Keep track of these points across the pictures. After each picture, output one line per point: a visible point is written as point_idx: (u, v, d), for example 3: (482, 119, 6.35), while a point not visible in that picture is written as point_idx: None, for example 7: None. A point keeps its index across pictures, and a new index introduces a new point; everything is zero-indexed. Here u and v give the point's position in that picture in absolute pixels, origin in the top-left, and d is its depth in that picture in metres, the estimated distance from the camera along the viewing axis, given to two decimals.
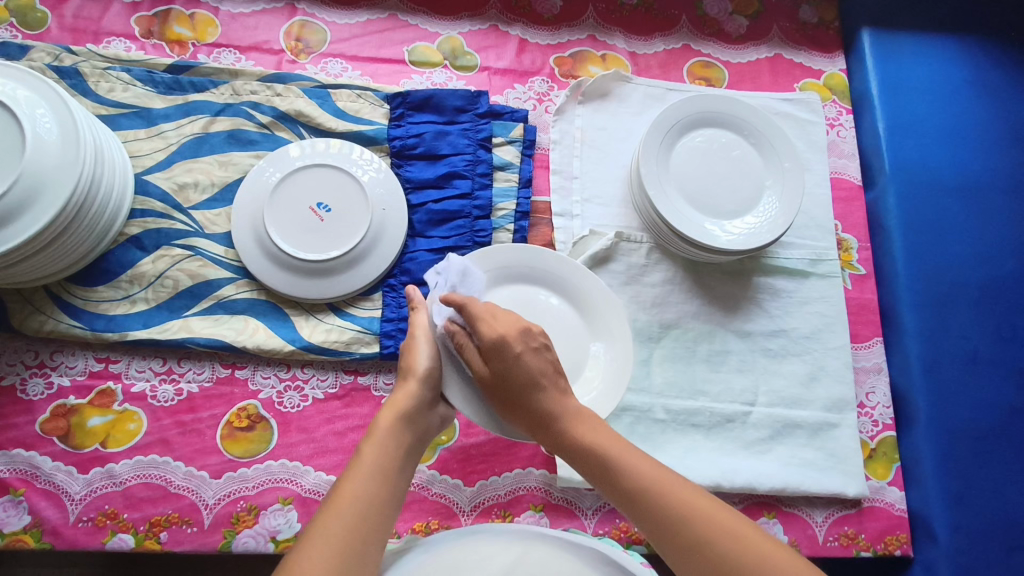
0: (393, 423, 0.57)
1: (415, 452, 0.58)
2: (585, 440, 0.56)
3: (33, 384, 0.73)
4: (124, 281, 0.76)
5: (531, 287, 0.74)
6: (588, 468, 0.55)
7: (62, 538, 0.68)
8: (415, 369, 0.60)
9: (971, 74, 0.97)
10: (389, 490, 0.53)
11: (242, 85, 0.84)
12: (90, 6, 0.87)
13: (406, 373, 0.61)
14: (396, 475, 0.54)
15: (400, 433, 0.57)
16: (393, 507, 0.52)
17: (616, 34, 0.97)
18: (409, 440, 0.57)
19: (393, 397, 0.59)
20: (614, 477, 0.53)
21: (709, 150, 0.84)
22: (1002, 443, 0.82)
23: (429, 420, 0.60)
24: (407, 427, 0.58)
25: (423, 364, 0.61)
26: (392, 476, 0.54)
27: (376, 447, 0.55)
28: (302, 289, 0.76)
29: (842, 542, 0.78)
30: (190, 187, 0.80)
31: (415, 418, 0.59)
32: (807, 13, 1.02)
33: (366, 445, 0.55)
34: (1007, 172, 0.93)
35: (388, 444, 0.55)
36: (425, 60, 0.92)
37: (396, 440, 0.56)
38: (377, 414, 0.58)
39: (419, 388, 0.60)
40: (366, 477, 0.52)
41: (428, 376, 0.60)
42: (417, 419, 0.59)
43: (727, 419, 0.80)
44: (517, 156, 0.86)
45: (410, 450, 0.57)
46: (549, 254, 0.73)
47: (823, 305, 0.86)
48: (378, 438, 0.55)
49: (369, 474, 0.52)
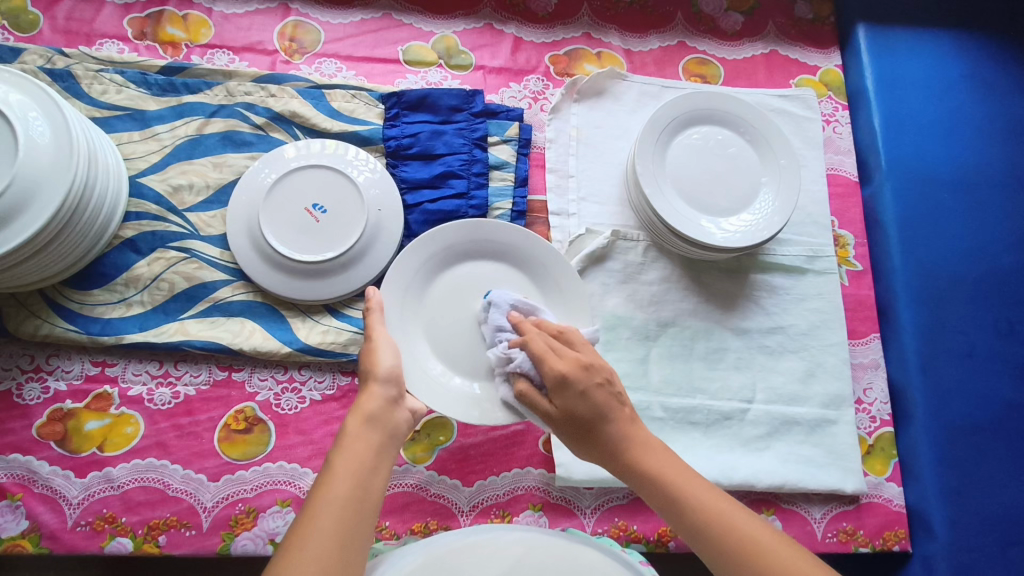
0: (361, 426, 0.56)
1: (390, 449, 0.56)
2: (655, 470, 0.56)
3: (29, 388, 0.73)
4: (119, 284, 0.76)
5: (491, 261, 0.77)
6: (654, 497, 0.56)
7: (60, 543, 0.68)
8: (375, 372, 0.60)
9: (967, 69, 0.97)
10: (363, 495, 0.51)
11: (236, 85, 0.83)
12: (82, 8, 0.87)
13: (369, 376, 0.60)
14: (367, 479, 0.52)
15: (368, 434, 0.55)
16: (369, 510, 0.51)
17: (611, 32, 0.97)
18: (378, 439, 0.56)
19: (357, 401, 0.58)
20: (679, 503, 0.54)
21: (705, 148, 0.84)
22: (999, 438, 0.82)
23: (396, 417, 0.58)
24: (373, 427, 0.56)
25: (385, 364, 0.61)
26: (365, 478, 0.53)
27: (344, 453, 0.54)
28: (298, 290, 0.76)
29: (840, 538, 0.78)
30: (184, 190, 0.80)
31: (384, 418, 0.57)
32: (802, 9, 1.02)
33: (335, 452, 0.54)
34: (1003, 167, 0.93)
35: (357, 447, 0.54)
36: (420, 59, 0.91)
37: (366, 443, 0.55)
38: (344, 418, 0.57)
39: (381, 389, 0.59)
40: (339, 483, 0.51)
41: (390, 375, 0.60)
42: (383, 419, 0.57)
43: (725, 416, 0.80)
44: (513, 155, 0.86)
45: (382, 448, 0.56)
46: (501, 227, 0.76)
47: (820, 302, 0.86)
48: (344, 444, 0.54)
49: (340, 480, 0.51)
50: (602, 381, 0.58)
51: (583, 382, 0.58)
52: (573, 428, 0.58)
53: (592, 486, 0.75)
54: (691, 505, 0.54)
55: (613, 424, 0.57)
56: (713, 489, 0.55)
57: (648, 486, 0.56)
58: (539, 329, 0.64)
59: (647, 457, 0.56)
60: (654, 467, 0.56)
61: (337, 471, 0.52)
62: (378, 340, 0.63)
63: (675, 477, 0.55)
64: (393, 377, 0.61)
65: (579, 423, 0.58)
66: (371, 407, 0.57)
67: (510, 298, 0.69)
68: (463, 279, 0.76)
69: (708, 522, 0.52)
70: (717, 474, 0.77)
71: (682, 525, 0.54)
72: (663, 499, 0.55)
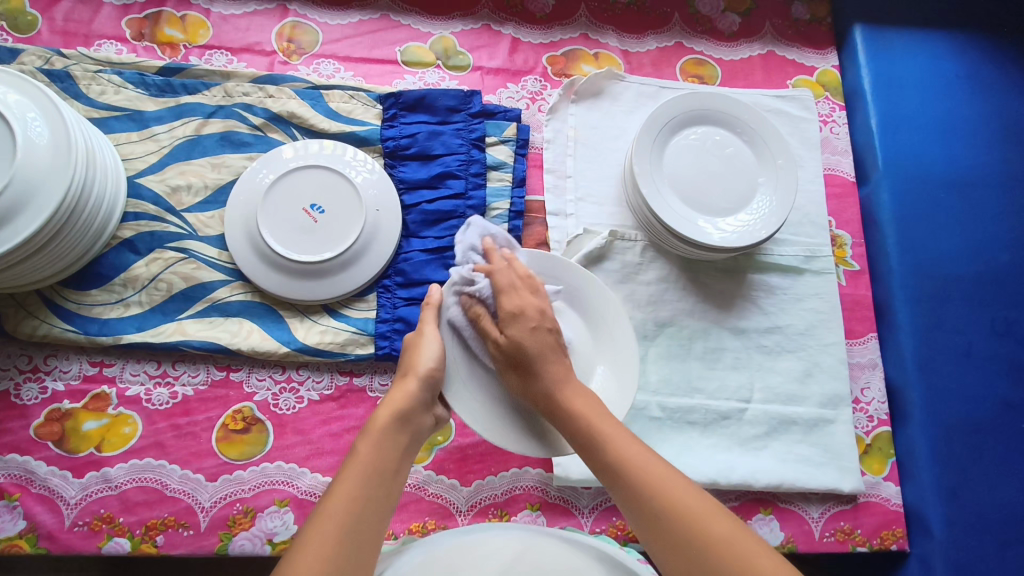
0: (391, 423, 0.56)
1: (411, 454, 0.57)
2: (580, 413, 0.58)
3: (27, 388, 0.73)
4: (117, 284, 0.76)
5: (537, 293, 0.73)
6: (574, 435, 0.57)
7: (58, 543, 0.68)
8: (416, 370, 0.61)
9: (964, 69, 0.97)
10: (383, 495, 0.52)
11: (234, 86, 0.84)
12: (80, 9, 0.87)
13: (408, 374, 0.61)
14: (391, 478, 0.53)
15: (397, 431, 0.56)
16: (386, 511, 0.51)
17: (609, 32, 0.97)
18: (405, 441, 0.56)
19: (390, 395, 0.59)
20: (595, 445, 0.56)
21: (702, 148, 0.84)
22: (997, 438, 0.82)
23: (424, 421, 0.59)
24: (402, 426, 0.57)
25: (426, 363, 0.62)
26: (387, 478, 0.53)
27: (373, 446, 0.54)
28: (296, 291, 0.76)
29: (838, 537, 0.78)
30: (182, 190, 0.80)
31: (413, 419, 0.58)
32: (799, 10, 1.02)
33: (361, 447, 0.54)
34: (999, 167, 0.93)
35: (386, 443, 0.55)
36: (418, 59, 0.91)
37: (393, 442, 0.55)
38: (374, 413, 0.57)
39: (417, 388, 0.60)
40: (364, 478, 0.51)
41: (428, 377, 0.61)
42: (412, 420, 0.58)
43: (723, 416, 0.81)
44: (510, 156, 0.86)
45: (405, 451, 0.56)
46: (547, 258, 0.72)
47: (818, 302, 0.86)
48: (374, 437, 0.55)
49: (365, 475, 0.52)
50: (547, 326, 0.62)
51: (534, 321, 0.62)
52: (511, 360, 0.61)
53: (589, 485, 0.75)
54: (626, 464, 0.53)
55: (552, 366, 0.60)
56: (651, 453, 0.54)
57: (567, 425, 0.58)
58: (507, 266, 0.66)
59: (574, 400, 0.59)
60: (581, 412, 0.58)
61: (365, 463, 0.52)
62: (426, 336, 0.64)
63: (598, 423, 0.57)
64: (431, 380, 0.61)
65: (515, 356, 0.61)
66: (405, 407, 0.58)
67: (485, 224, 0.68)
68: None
69: (619, 464, 0.53)
70: (715, 473, 0.77)
71: (614, 482, 0.53)
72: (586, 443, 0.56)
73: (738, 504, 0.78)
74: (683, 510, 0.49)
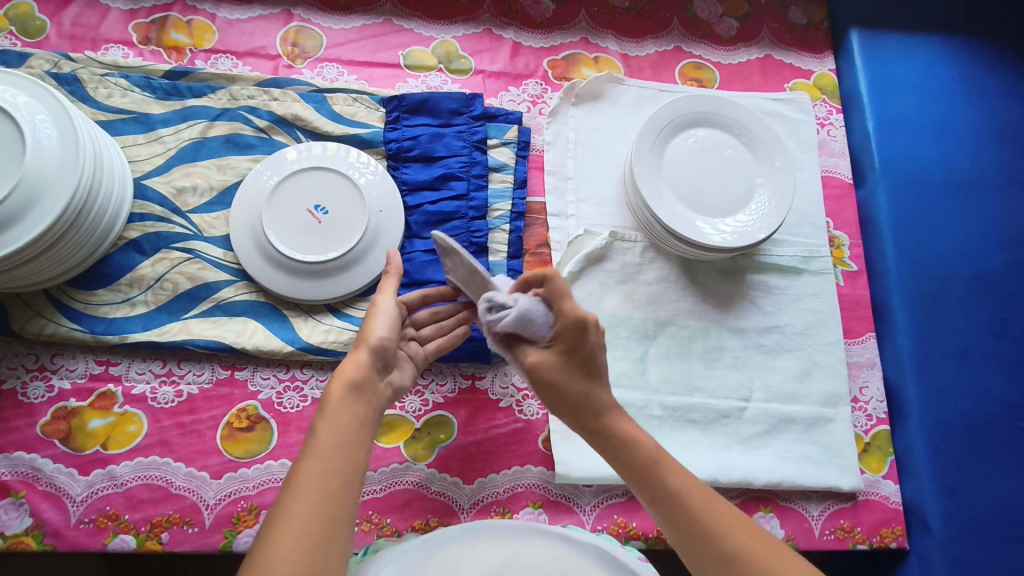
0: (344, 394, 0.56)
1: (371, 420, 0.57)
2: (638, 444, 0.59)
3: (34, 387, 0.74)
4: (123, 284, 0.77)
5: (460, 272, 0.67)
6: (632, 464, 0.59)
7: (63, 540, 0.69)
8: (367, 339, 0.61)
9: (959, 73, 0.99)
10: (347, 462, 0.51)
11: (239, 89, 0.85)
12: (88, 14, 0.88)
13: (358, 345, 0.61)
14: (353, 449, 0.53)
15: (353, 402, 0.56)
16: (355, 480, 0.51)
17: (608, 37, 0.99)
18: (362, 407, 0.56)
19: (342, 368, 0.59)
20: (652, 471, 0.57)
21: (701, 150, 0.85)
22: (995, 436, 0.83)
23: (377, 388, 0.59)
24: (357, 397, 0.57)
25: (376, 332, 0.62)
26: (348, 447, 0.52)
27: (330, 422, 0.53)
28: (301, 291, 0.77)
29: (838, 535, 0.79)
30: (188, 192, 0.81)
31: (368, 388, 0.58)
32: (796, 15, 1.04)
33: (319, 422, 0.53)
34: (995, 169, 0.94)
35: (341, 417, 0.54)
36: (420, 63, 0.93)
37: (348, 412, 0.55)
38: (327, 387, 0.57)
39: (368, 356, 0.60)
40: (322, 453, 0.51)
41: (382, 345, 0.61)
42: (366, 389, 0.58)
43: (723, 415, 0.81)
44: (512, 157, 0.88)
45: (363, 418, 0.56)
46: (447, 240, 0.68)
47: (816, 302, 0.87)
48: (329, 413, 0.54)
49: (327, 449, 0.51)
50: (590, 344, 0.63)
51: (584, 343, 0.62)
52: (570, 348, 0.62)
53: (591, 483, 0.76)
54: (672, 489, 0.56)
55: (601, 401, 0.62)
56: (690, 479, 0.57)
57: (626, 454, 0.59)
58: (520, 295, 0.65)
59: (629, 432, 0.61)
60: (645, 449, 0.59)
61: (322, 441, 0.52)
62: (377, 309, 0.65)
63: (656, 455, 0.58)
64: (384, 347, 0.62)
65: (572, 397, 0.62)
66: (356, 376, 0.58)
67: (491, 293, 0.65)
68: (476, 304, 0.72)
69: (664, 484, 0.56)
70: (715, 471, 0.78)
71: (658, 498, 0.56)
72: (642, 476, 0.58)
73: (739, 502, 0.79)
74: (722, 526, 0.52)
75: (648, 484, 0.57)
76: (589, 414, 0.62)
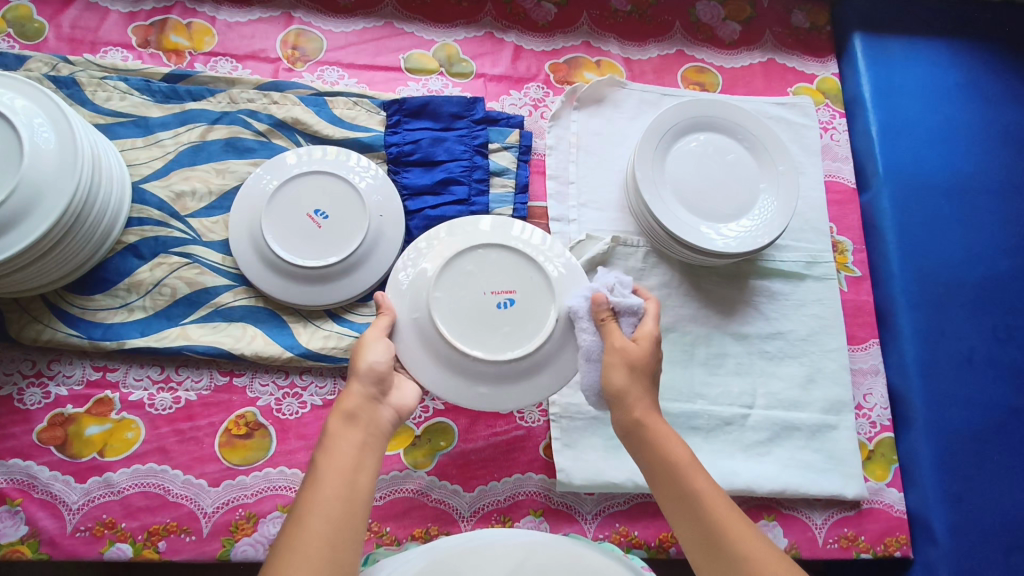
0: (340, 425, 0.54)
1: (374, 446, 0.55)
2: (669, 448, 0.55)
3: (30, 393, 0.73)
4: (121, 289, 0.76)
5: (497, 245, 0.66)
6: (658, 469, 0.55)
7: (59, 548, 0.68)
8: (356, 369, 0.58)
9: (963, 77, 0.98)
10: (351, 498, 0.50)
11: (239, 93, 0.84)
12: (87, 16, 0.88)
13: (349, 373, 0.58)
14: (355, 478, 0.51)
15: (350, 433, 0.54)
16: (358, 511, 0.49)
17: (610, 40, 0.98)
18: (360, 436, 0.54)
19: (339, 401, 0.56)
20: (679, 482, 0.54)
21: (704, 155, 0.84)
22: (1000, 444, 0.82)
23: (378, 415, 0.56)
24: (355, 426, 0.54)
25: (368, 360, 0.59)
26: (348, 478, 0.51)
27: (329, 455, 0.52)
28: (300, 296, 0.76)
29: (842, 544, 0.78)
30: (187, 196, 0.80)
31: (366, 417, 0.56)
32: (798, 18, 1.03)
33: (318, 456, 0.52)
34: (999, 174, 0.94)
35: (340, 448, 0.53)
36: (421, 67, 0.92)
37: (347, 442, 0.53)
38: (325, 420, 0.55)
39: (363, 387, 0.57)
40: (322, 487, 0.50)
41: (371, 370, 0.58)
42: (365, 418, 0.55)
43: (726, 422, 0.80)
44: (513, 162, 0.87)
45: (364, 446, 0.54)
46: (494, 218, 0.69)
47: (820, 308, 0.86)
48: (328, 447, 0.53)
49: (327, 482, 0.50)
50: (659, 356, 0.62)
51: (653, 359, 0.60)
52: (630, 364, 0.59)
53: (592, 491, 0.75)
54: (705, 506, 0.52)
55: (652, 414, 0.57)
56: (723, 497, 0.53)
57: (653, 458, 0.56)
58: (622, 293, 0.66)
59: (665, 437, 0.56)
60: (676, 457, 0.55)
61: (322, 475, 0.51)
62: (368, 335, 0.61)
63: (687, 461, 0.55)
64: (375, 374, 0.58)
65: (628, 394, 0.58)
66: (349, 405, 0.55)
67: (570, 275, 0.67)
68: (472, 279, 0.65)
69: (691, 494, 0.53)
70: (718, 478, 0.77)
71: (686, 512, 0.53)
72: (664, 479, 0.55)
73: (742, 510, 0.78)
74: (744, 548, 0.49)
75: (670, 499, 0.54)
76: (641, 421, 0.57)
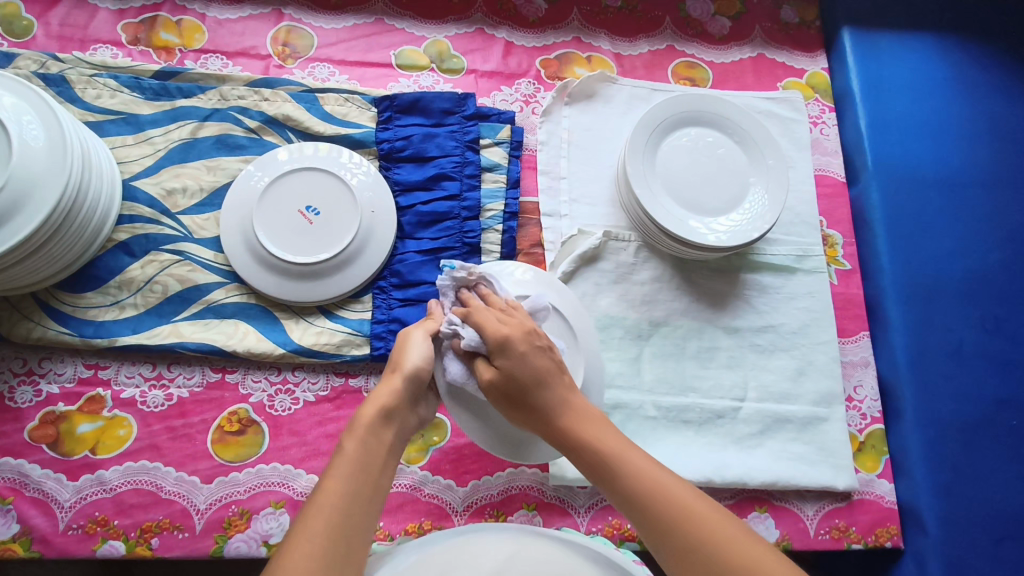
0: (376, 418, 0.53)
1: (397, 450, 0.55)
2: (588, 438, 0.54)
3: (21, 392, 0.73)
4: (112, 287, 0.76)
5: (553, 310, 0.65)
6: (585, 463, 0.54)
7: (51, 546, 0.68)
8: (402, 367, 0.57)
9: (951, 72, 0.99)
10: (370, 496, 0.49)
11: (230, 90, 0.84)
12: (76, 13, 0.87)
13: (392, 369, 0.57)
14: (379, 475, 0.51)
15: (382, 429, 0.53)
16: (374, 509, 0.49)
17: (601, 36, 0.99)
18: (391, 437, 0.54)
19: (375, 392, 0.55)
20: (603, 464, 0.53)
21: (695, 150, 0.85)
22: (989, 434, 0.83)
23: (409, 418, 0.57)
24: (389, 425, 0.54)
25: (413, 361, 0.57)
26: (373, 476, 0.51)
27: (360, 444, 0.52)
28: (293, 293, 0.76)
29: (832, 535, 0.78)
30: (178, 193, 0.80)
31: (399, 416, 0.55)
32: (788, 13, 1.04)
33: (348, 442, 0.52)
34: (986, 167, 0.94)
35: (370, 442, 0.52)
36: (412, 63, 0.92)
37: (379, 438, 0.53)
38: (358, 408, 0.54)
39: (403, 386, 0.56)
40: (349, 476, 0.49)
41: (417, 374, 0.57)
42: (399, 417, 0.55)
43: (717, 415, 0.81)
44: (505, 157, 0.87)
45: (392, 448, 0.54)
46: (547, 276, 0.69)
47: (810, 301, 0.87)
48: (360, 434, 0.52)
49: (352, 472, 0.49)
50: (530, 345, 0.56)
51: (522, 344, 0.56)
52: (505, 393, 0.56)
53: (585, 485, 0.75)
54: (613, 463, 0.52)
55: (548, 390, 0.55)
56: (628, 446, 0.54)
57: (577, 451, 0.55)
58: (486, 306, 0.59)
59: (580, 424, 0.55)
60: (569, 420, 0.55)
61: (347, 463, 0.50)
62: (413, 332, 0.59)
63: (605, 445, 0.54)
64: (417, 378, 0.57)
65: (511, 388, 0.55)
66: (389, 402, 0.54)
67: (449, 275, 0.61)
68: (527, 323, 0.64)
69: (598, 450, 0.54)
70: (709, 471, 0.77)
71: (597, 471, 0.53)
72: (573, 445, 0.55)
73: (733, 503, 0.79)
74: (658, 492, 0.50)
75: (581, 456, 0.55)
76: (529, 394, 0.55)
